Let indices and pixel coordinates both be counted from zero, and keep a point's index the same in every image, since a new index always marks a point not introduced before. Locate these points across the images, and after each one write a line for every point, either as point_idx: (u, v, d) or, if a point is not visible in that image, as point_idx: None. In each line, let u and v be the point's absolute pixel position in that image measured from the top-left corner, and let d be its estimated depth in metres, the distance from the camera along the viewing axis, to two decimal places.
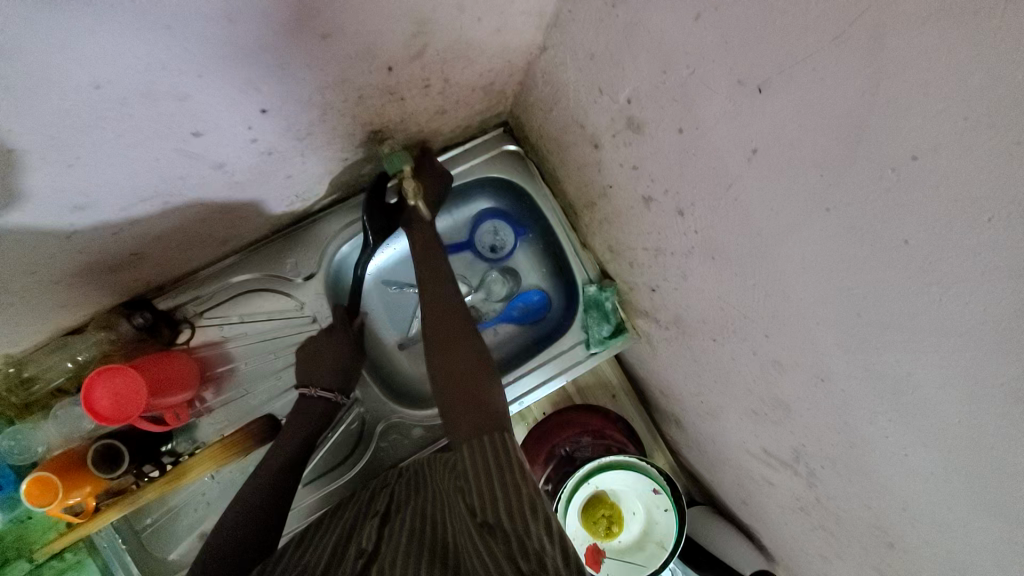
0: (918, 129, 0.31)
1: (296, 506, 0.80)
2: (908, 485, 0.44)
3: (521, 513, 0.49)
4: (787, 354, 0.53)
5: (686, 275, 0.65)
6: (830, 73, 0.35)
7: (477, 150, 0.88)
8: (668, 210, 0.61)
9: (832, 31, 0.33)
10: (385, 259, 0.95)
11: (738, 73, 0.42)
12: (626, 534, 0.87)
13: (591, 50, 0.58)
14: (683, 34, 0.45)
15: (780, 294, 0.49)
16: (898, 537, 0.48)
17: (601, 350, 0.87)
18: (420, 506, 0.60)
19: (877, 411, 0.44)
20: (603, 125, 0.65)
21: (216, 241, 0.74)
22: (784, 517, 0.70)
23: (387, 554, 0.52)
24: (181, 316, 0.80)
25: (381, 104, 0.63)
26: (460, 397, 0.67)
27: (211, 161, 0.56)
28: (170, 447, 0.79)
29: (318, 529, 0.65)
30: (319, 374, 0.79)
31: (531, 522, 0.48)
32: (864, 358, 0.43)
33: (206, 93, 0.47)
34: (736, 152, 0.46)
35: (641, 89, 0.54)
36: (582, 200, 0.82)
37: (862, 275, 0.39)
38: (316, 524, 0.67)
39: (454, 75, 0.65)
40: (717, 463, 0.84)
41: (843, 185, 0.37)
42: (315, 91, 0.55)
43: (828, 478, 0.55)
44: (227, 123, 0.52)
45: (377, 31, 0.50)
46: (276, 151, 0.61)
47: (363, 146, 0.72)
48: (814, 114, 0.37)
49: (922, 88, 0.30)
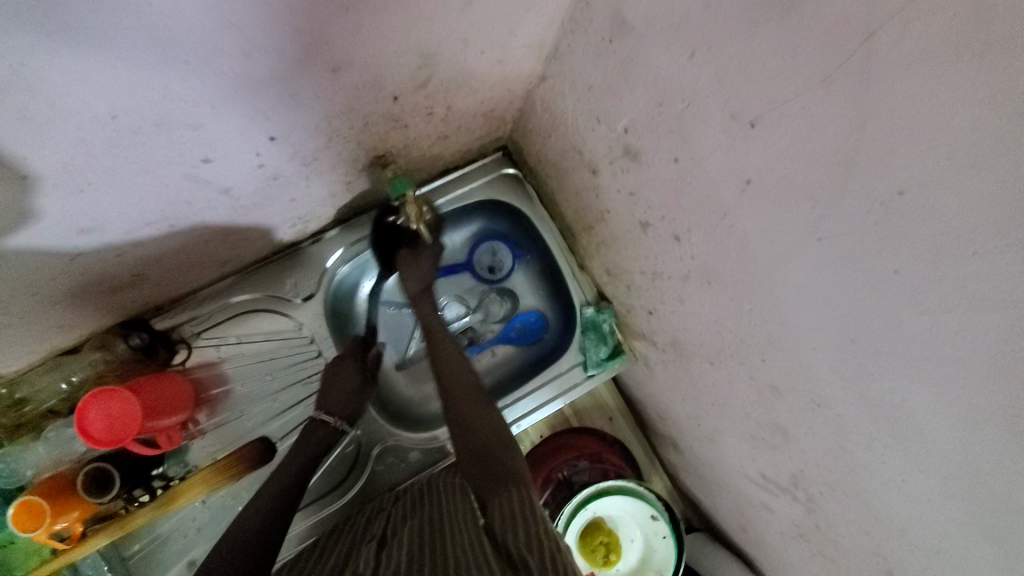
0: (904, 166, 0.32)
1: (291, 530, 0.78)
2: (907, 512, 0.44)
3: (540, 543, 0.46)
4: (783, 378, 0.53)
5: (683, 299, 0.66)
6: (820, 110, 0.36)
7: (476, 173, 0.89)
8: (665, 235, 0.63)
9: (821, 72, 0.35)
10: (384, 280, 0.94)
11: (731, 107, 0.44)
12: (624, 561, 0.86)
13: (589, 81, 0.61)
14: (678, 69, 0.47)
15: (776, 319, 0.50)
16: (898, 565, 0.48)
17: (599, 372, 0.87)
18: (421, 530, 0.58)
19: (874, 437, 0.45)
20: (601, 151, 0.67)
21: (216, 261, 0.75)
22: (784, 543, 0.69)
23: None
24: (178, 336, 0.80)
25: (385, 131, 0.65)
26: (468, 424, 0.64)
27: (217, 186, 0.57)
28: (161, 471, 0.78)
29: (313, 557, 0.63)
30: (332, 398, 0.78)
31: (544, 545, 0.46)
32: (860, 383, 0.43)
33: (217, 122, 0.48)
34: (730, 182, 0.48)
35: (638, 120, 0.56)
36: (580, 224, 0.84)
37: (856, 302, 0.40)
38: (310, 552, 0.65)
39: (456, 104, 0.67)
40: (715, 488, 0.83)
41: (834, 215, 0.39)
42: (321, 119, 0.56)
43: (827, 504, 0.55)
44: (235, 149, 0.53)
45: (384, 63, 0.52)
46: (281, 175, 0.63)
47: (366, 170, 0.73)
48: (805, 148, 0.39)
49: (907, 128, 0.31)
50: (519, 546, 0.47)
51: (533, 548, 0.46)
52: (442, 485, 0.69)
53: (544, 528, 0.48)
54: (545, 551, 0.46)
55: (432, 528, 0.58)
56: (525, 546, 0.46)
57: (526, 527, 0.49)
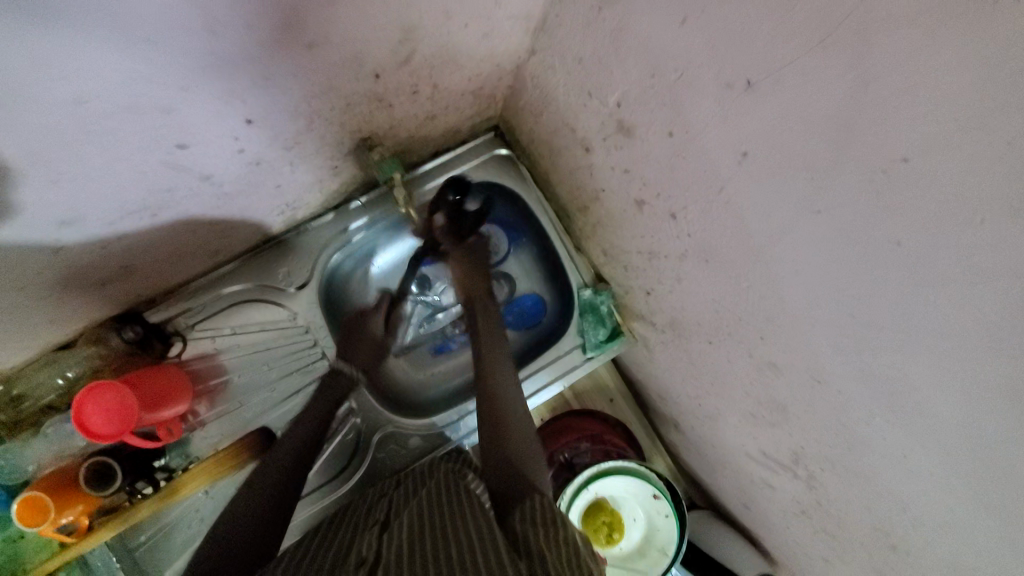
0: (908, 130, 0.31)
1: (296, 514, 0.79)
2: (909, 488, 0.44)
3: (559, 546, 0.45)
4: (782, 357, 0.53)
5: (680, 278, 0.64)
6: (818, 73, 0.34)
7: (468, 155, 0.87)
8: (660, 213, 0.61)
9: (819, 32, 0.33)
10: (382, 263, 0.93)
11: (726, 75, 0.42)
12: (626, 541, 0.86)
13: (578, 53, 0.58)
14: (669, 37, 0.45)
15: (774, 296, 0.49)
16: (902, 540, 0.48)
17: (598, 354, 0.86)
18: (423, 515, 0.57)
19: (874, 413, 0.44)
20: (594, 129, 0.64)
21: (205, 252, 0.73)
22: (785, 519, 0.69)
23: (393, 554, 0.49)
24: (172, 329, 0.79)
25: (368, 112, 0.63)
26: (495, 410, 0.67)
27: (197, 173, 0.55)
28: (163, 463, 0.78)
29: (316, 542, 0.63)
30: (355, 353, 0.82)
31: (554, 535, 0.47)
32: (861, 360, 0.43)
33: (191, 106, 0.46)
34: (725, 155, 0.46)
35: (630, 93, 0.54)
36: (575, 204, 0.82)
37: (858, 273, 0.39)
38: (312, 537, 0.66)
39: (442, 81, 0.64)
40: (716, 466, 0.83)
41: (834, 186, 0.37)
42: (300, 100, 0.54)
43: (828, 481, 0.55)
44: (213, 134, 0.52)
45: (362, 39, 0.50)
46: (263, 161, 0.61)
47: (353, 153, 0.71)
48: (803, 114, 0.37)
49: (911, 86, 0.29)
50: (539, 544, 0.46)
51: (554, 547, 0.45)
52: (448, 472, 0.69)
53: (564, 532, 0.47)
54: (563, 551, 0.44)
55: (439, 509, 0.57)
56: (542, 546, 0.45)
57: (549, 529, 0.48)
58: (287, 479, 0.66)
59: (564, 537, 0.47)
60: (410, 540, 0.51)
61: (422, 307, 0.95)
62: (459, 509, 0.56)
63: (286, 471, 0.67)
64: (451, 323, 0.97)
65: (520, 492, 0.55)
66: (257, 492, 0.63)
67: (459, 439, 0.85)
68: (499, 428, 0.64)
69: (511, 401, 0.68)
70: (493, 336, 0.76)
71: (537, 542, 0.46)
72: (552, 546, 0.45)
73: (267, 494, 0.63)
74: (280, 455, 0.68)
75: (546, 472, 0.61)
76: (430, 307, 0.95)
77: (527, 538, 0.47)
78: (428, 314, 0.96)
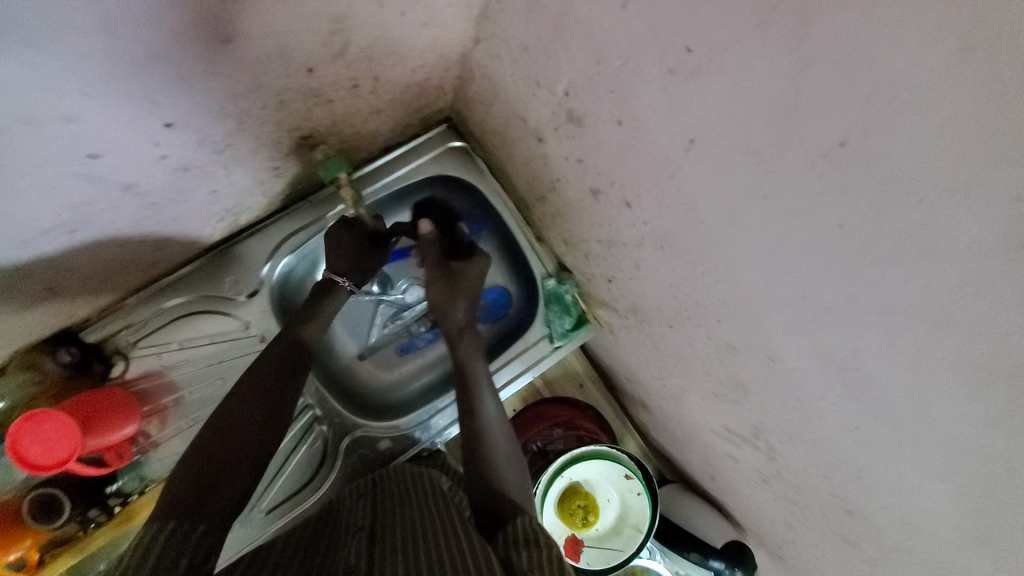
0: (844, 116, 0.31)
1: (234, 532, 0.76)
2: (861, 455, 0.46)
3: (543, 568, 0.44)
4: (738, 339, 0.54)
5: (639, 265, 0.65)
6: (757, 60, 0.34)
7: (421, 147, 0.84)
8: (616, 202, 0.60)
9: (757, 18, 0.32)
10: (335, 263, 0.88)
11: (669, 62, 0.41)
12: (602, 521, 0.87)
13: (524, 41, 0.56)
14: (612, 24, 0.44)
15: (728, 280, 0.50)
16: (857, 504, 0.50)
17: (565, 343, 0.87)
18: (411, 530, 0.55)
19: (826, 388, 0.45)
20: (545, 118, 0.63)
21: (141, 265, 0.68)
22: (750, 489, 0.72)
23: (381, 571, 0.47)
24: (112, 348, 0.74)
25: (306, 107, 0.59)
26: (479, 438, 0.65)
27: (116, 183, 0.51)
28: (117, 488, 0.73)
29: (298, 538, 0.60)
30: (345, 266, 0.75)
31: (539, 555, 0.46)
32: (810, 340, 0.44)
33: (97, 112, 0.42)
34: (674, 143, 0.46)
35: (577, 82, 0.53)
36: (533, 194, 0.81)
37: (804, 257, 0.39)
38: (298, 530, 0.63)
39: (383, 72, 0.61)
40: (684, 443, 0.85)
41: (778, 173, 0.37)
42: (226, 99, 0.50)
43: (786, 452, 0.57)
44: (128, 141, 0.47)
45: (289, 31, 0.46)
46: (191, 165, 0.56)
47: (294, 153, 0.67)
48: (744, 101, 0.37)
49: (847, 73, 0.29)
50: (523, 569, 0.45)
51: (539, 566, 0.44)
52: (431, 484, 0.67)
53: (552, 551, 0.46)
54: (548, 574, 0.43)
55: (426, 525, 0.55)
56: (527, 569, 0.44)
57: (535, 550, 0.47)
58: (214, 478, 0.53)
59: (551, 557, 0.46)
60: (398, 557, 0.49)
61: (386, 307, 0.93)
62: (446, 526, 0.54)
63: (216, 465, 0.54)
64: (416, 321, 0.94)
65: (509, 512, 0.55)
66: (188, 495, 0.51)
67: (430, 438, 0.84)
68: (472, 430, 0.66)
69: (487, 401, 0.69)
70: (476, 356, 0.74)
71: (525, 567, 0.45)
72: (534, 568, 0.44)
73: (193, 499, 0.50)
74: (208, 446, 0.56)
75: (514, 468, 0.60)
76: (394, 306, 0.93)
77: (514, 563, 0.46)
78: (393, 313, 0.93)
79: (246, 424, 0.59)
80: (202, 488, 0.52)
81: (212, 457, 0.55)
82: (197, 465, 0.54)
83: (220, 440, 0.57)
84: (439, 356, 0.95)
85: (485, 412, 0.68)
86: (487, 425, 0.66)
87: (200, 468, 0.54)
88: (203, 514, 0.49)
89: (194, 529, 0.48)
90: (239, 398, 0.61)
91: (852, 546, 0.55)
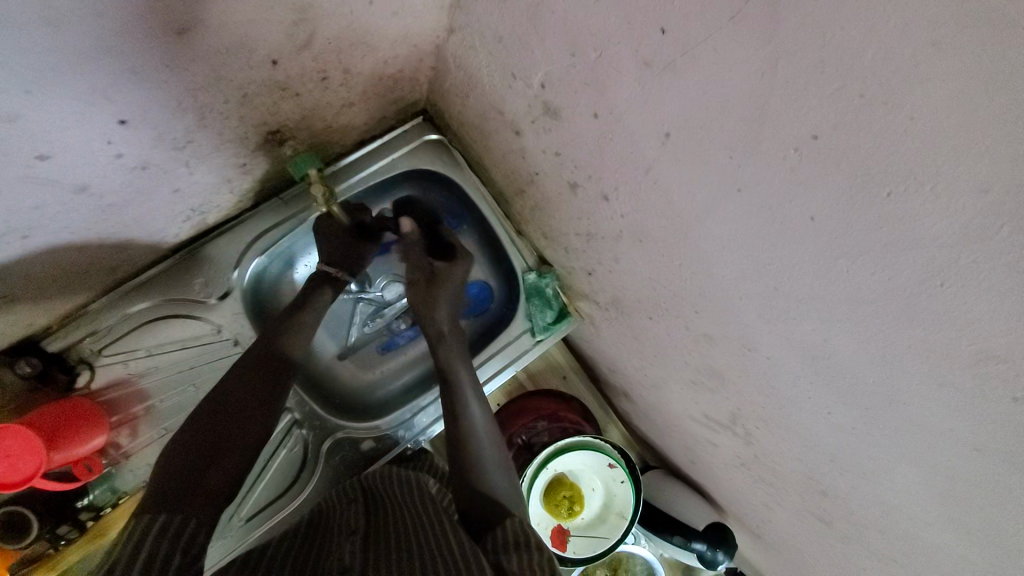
0: (816, 110, 0.31)
1: (213, 542, 0.74)
2: (833, 439, 0.47)
3: (535, 570, 0.45)
4: (715, 329, 0.54)
5: (618, 258, 0.65)
6: (731, 52, 0.34)
7: (396, 142, 0.82)
8: (594, 195, 0.60)
9: (729, 10, 0.32)
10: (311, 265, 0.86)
11: (644, 55, 0.40)
12: (587, 511, 0.88)
13: (498, 31, 0.55)
14: (587, 14, 0.43)
15: (704, 272, 0.50)
16: (831, 486, 0.51)
17: (547, 336, 0.86)
18: (405, 532, 0.55)
19: (800, 374, 0.46)
20: (521, 110, 0.62)
21: (101, 269, 0.65)
22: (729, 473, 0.73)
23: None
24: (75, 357, 0.70)
25: (272, 102, 0.57)
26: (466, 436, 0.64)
27: (69, 185, 0.48)
28: (88, 501, 0.70)
29: (288, 546, 0.59)
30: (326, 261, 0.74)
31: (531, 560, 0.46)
32: (785, 330, 0.45)
33: (42, 111, 0.39)
34: (650, 136, 0.45)
35: (553, 73, 0.52)
36: (511, 188, 0.80)
37: (778, 249, 0.40)
38: (287, 537, 0.62)
39: (353, 64, 0.59)
40: (665, 431, 0.87)
41: (752, 166, 0.38)
42: (184, 94, 0.48)
43: (763, 437, 0.58)
44: (80, 141, 0.45)
45: (248, 20, 0.44)
46: (150, 164, 0.54)
47: (262, 149, 0.65)
48: (719, 95, 0.36)
49: (819, 66, 0.29)
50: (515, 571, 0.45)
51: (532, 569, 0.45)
52: (423, 483, 0.67)
53: (543, 553, 0.47)
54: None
55: (420, 527, 0.55)
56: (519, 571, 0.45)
57: (526, 553, 0.48)
58: (198, 474, 0.51)
59: (540, 557, 0.47)
60: (393, 561, 0.49)
61: (365, 306, 0.91)
62: (439, 525, 0.55)
63: (198, 462, 0.52)
64: (396, 319, 0.93)
65: (500, 515, 0.55)
66: (172, 493, 0.49)
67: (414, 436, 0.83)
68: (457, 427, 0.65)
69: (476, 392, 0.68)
70: (458, 355, 0.73)
71: (514, 569, 0.46)
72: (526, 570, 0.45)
73: (178, 497, 0.49)
74: (187, 443, 0.54)
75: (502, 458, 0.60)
76: (373, 304, 0.91)
77: (505, 565, 0.47)
78: (372, 312, 0.92)
79: (225, 419, 0.57)
80: (186, 485, 0.50)
81: (191, 453, 0.53)
82: (177, 464, 0.52)
83: (200, 435, 0.55)
84: (421, 354, 0.94)
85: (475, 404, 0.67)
86: (471, 422, 0.66)
87: (181, 466, 0.52)
88: (190, 512, 0.48)
89: (185, 527, 0.46)
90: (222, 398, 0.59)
91: (826, 524, 0.57)
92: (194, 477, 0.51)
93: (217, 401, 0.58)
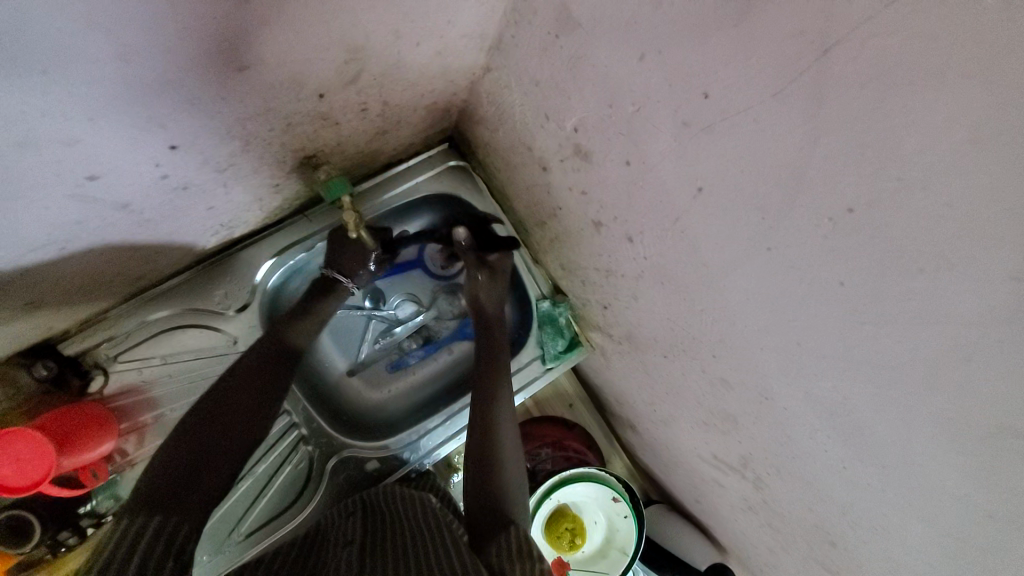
0: (852, 186, 0.32)
1: (207, 556, 0.73)
2: (848, 494, 0.47)
3: None
4: (732, 374, 0.55)
5: (637, 296, 0.66)
6: (771, 125, 0.35)
7: (420, 166, 0.84)
8: (618, 235, 0.61)
9: (772, 88, 0.34)
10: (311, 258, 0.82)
11: (683, 114, 0.42)
12: (588, 545, 0.87)
13: (535, 75, 0.57)
14: (629, 73, 0.45)
15: (727, 321, 0.51)
16: (842, 539, 0.51)
17: (557, 365, 0.87)
18: (404, 545, 0.55)
19: (818, 428, 0.47)
20: (551, 149, 0.63)
21: (127, 278, 0.66)
22: (735, 515, 0.73)
23: None
24: (91, 362, 0.71)
25: (312, 130, 0.58)
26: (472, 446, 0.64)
27: (112, 203, 0.49)
28: (90, 508, 0.69)
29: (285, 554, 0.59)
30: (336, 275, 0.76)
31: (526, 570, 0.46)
32: (806, 385, 0.45)
33: (100, 136, 0.41)
34: (683, 190, 0.47)
35: (587, 120, 0.54)
36: (532, 218, 0.81)
37: (804, 308, 0.41)
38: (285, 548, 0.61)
39: (392, 98, 0.61)
40: (671, 467, 0.86)
41: (783, 228, 0.39)
42: (233, 122, 0.49)
43: (773, 483, 0.58)
44: (129, 163, 0.46)
45: (305, 59, 0.46)
46: (190, 185, 0.55)
47: (295, 171, 0.66)
48: (756, 160, 0.38)
49: (859, 148, 0.31)
50: None
51: None
52: (426, 496, 0.66)
53: (538, 565, 0.46)
54: None
55: (418, 546, 0.54)
56: None
57: (524, 562, 0.47)
58: (188, 480, 0.51)
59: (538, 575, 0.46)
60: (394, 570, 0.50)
61: (377, 323, 0.91)
62: (440, 538, 0.54)
63: (190, 469, 0.52)
64: (408, 338, 0.93)
65: (500, 520, 0.55)
66: (162, 497, 0.49)
67: (419, 458, 0.83)
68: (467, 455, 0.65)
69: (499, 411, 0.68)
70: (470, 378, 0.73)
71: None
72: None
73: (171, 505, 0.48)
74: (176, 446, 0.53)
75: (514, 492, 0.60)
76: (385, 322, 0.91)
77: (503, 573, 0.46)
78: (384, 329, 0.92)
79: (215, 424, 0.56)
80: (179, 491, 0.50)
81: (182, 458, 0.52)
82: (167, 466, 0.51)
83: (191, 440, 0.54)
84: (429, 375, 0.94)
85: (498, 421, 0.67)
86: None
87: (170, 469, 0.51)
88: (181, 519, 0.48)
89: (178, 534, 0.46)
90: (231, 390, 0.60)
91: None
92: (186, 486, 0.50)
93: (210, 405, 0.57)
